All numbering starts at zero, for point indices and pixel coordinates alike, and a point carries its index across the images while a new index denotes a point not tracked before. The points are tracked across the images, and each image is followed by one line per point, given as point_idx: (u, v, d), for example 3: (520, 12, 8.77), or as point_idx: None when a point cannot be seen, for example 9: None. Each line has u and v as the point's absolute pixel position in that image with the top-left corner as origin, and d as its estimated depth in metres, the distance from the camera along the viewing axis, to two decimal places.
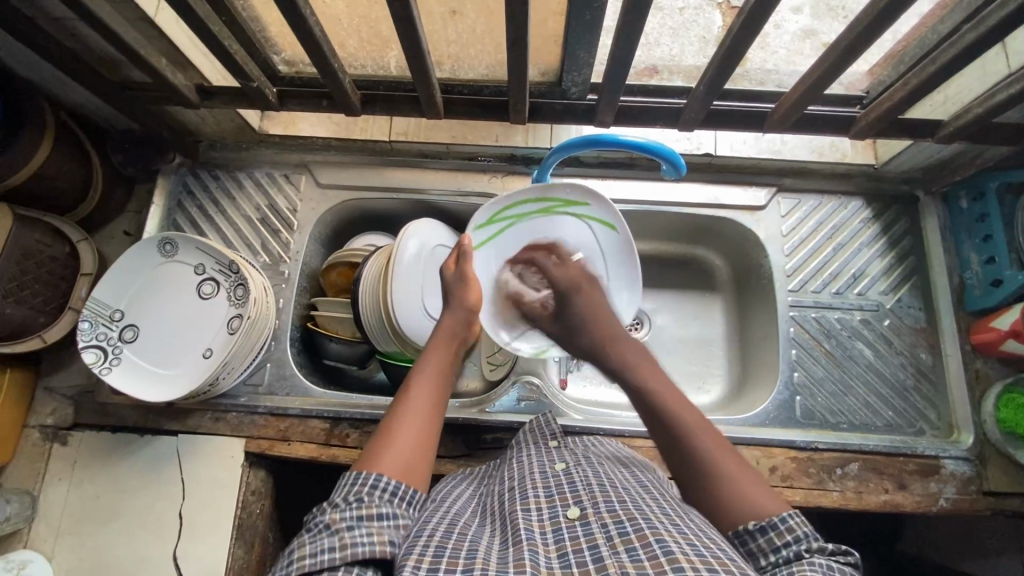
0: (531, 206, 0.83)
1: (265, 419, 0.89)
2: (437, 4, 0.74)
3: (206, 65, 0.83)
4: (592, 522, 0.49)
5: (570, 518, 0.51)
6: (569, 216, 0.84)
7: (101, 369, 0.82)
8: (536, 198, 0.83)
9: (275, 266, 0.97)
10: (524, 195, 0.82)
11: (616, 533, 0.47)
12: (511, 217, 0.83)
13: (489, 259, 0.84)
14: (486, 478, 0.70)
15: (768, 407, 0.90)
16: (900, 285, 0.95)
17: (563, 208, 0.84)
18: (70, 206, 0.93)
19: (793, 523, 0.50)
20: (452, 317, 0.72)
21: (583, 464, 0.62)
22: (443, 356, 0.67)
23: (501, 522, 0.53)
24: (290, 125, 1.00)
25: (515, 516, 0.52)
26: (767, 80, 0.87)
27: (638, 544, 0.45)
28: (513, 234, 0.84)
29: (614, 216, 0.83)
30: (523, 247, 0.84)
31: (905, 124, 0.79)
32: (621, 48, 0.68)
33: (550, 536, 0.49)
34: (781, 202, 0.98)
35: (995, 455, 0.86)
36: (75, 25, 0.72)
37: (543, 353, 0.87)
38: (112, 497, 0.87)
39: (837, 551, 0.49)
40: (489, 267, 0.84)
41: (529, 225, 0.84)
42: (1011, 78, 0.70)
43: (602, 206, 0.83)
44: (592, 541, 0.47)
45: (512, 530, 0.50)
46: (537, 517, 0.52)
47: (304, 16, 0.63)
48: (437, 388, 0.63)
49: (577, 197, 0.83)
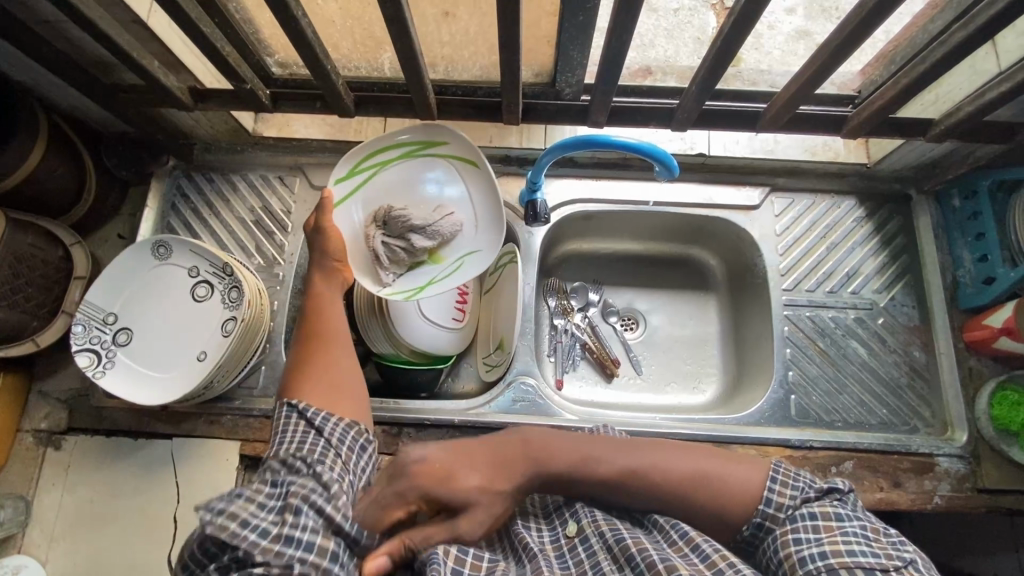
0: (391, 152, 0.85)
1: (260, 421, 0.89)
2: (430, 6, 0.74)
3: (199, 67, 0.83)
4: (591, 535, 0.53)
5: (569, 535, 0.54)
6: (431, 159, 0.85)
7: (94, 373, 0.82)
8: (396, 144, 0.84)
9: (270, 268, 0.97)
10: (381, 143, 0.84)
11: (614, 542, 0.50)
12: (372, 165, 0.84)
13: (352, 211, 0.83)
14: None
15: (764, 406, 0.90)
16: (894, 284, 0.95)
17: (422, 151, 0.85)
18: (64, 209, 0.93)
19: (785, 473, 0.54)
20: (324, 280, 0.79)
21: None
22: (332, 305, 0.78)
23: (505, 541, 0.56)
24: (284, 127, 1.00)
25: (518, 533, 0.55)
26: (759, 81, 0.88)
27: (636, 551, 0.48)
28: (378, 183, 0.84)
29: (471, 151, 0.84)
30: (387, 194, 0.84)
31: (896, 123, 0.80)
32: (614, 48, 0.68)
33: (556, 559, 0.51)
34: (774, 202, 0.98)
35: (989, 452, 0.86)
36: (66, 27, 0.72)
37: (419, 290, 0.82)
38: (107, 501, 0.86)
39: (823, 493, 0.52)
40: (354, 219, 0.83)
41: (392, 171, 0.85)
42: (1000, 77, 0.71)
43: (457, 140, 0.84)
44: (595, 556, 0.50)
45: (518, 547, 0.53)
46: (541, 537, 0.55)
47: (296, 18, 0.63)
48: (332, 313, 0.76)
49: (435, 138, 0.85)
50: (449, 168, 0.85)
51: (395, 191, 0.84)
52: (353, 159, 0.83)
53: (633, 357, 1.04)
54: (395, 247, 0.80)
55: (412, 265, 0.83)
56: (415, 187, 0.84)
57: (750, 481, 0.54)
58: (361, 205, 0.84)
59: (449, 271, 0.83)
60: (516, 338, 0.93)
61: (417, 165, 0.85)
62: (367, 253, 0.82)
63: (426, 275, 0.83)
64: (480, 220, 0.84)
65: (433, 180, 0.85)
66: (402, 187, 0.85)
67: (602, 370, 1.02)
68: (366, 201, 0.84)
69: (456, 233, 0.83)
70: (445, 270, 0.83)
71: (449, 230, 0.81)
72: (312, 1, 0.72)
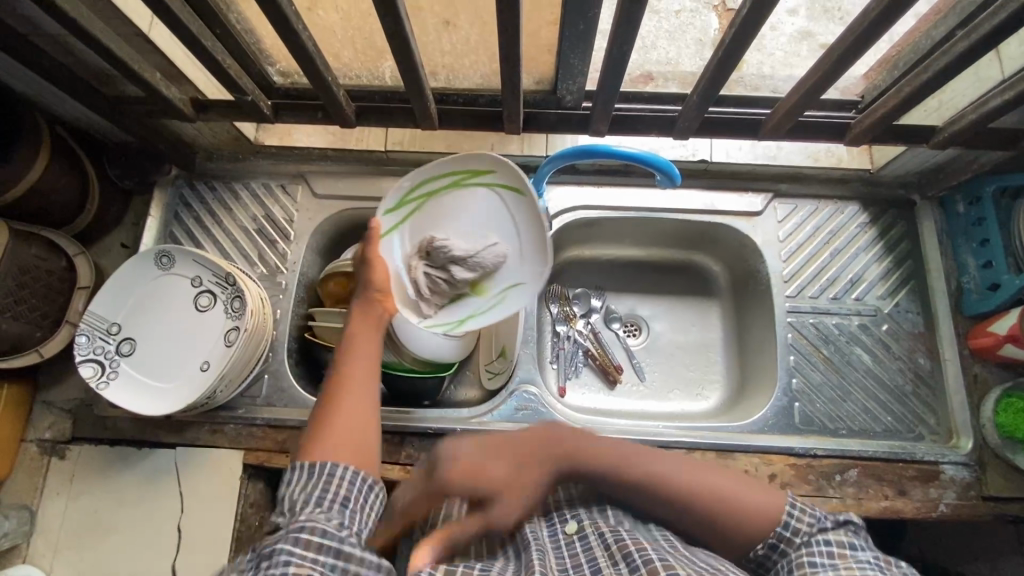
0: (440, 180, 0.82)
1: (264, 430, 0.89)
2: (430, 16, 0.74)
3: (201, 78, 0.84)
4: (590, 534, 0.55)
5: (569, 533, 0.57)
6: (483, 186, 0.81)
7: (98, 383, 0.82)
8: (443, 172, 0.81)
9: (272, 276, 0.97)
10: (429, 171, 0.81)
11: (613, 540, 0.52)
12: (421, 195, 0.82)
13: (397, 243, 0.82)
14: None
15: (767, 414, 0.90)
16: (898, 290, 0.95)
17: (472, 179, 0.81)
18: (67, 219, 0.93)
19: (800, 509, 0.55)
20: (361, 304, 0.77)
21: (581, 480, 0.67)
22: (367, 332, 0.75)
23: (510, 543, 0.59)
24: (286, 136, 1.02)
25: (524, 533, 0.58)
26: (761, 86, 0.86)
27: (632, 551, 0.50)
28: (424, 214, 0.82)
29: (518, 180, 0.78)
30: (432, 224, 0.82)
31: (899, 130, 0.79)
32: (615, 57, 0.68)
33: (557, 554, 0.54)
34: (777, 208, 0.98)
35: (994, 460, 0.86)
36: (68, 40, 0.72)
37: (458, 325, 0.81)
38: (111, 510, 0.87)
39: (841, 521, 0.54)
40: (399, 250, 0.82)
41: (440, 201, 0.82)
42: (1004, 84, 0.70)
43: (506, 171, 0.79)
44: (591, 552, 0.53)
45: (525, 546, 0.56)
46: (544, 535, 0.58)
47: (297, 31, 0.64)
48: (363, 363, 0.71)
49: (484, 166, 0.80)
50: (498, 196, 0.80)
51: (441, 219, 0.82)
52: (400, 189, 0.81)
53: (635, 363, 1.03)
54: (437, 279, 0.79)
55: (453, 297, 0.81)
56: (461, 219, 0.81)
57: (759, 509, 0.56)
58: (406, 234, 0.82)
59: (490, 305, 0.80)
60: (519, 346, 0.94)
61: (464, 194, 0.81)
62: (409, 285, 0.80)
63: (467, 308, 0.81)
64: (527, 252, 0.79)
65: (480, 209, 0.80)
66: (450, 216, 0.81)
67: (605, 377, 1.01)
68: (411, 231, 0.82)
69: (502, 266, 0.79)
70: (487, 304, 0.81)
71: (492, 262, 0.78)
72: (313, 12, 0.72)
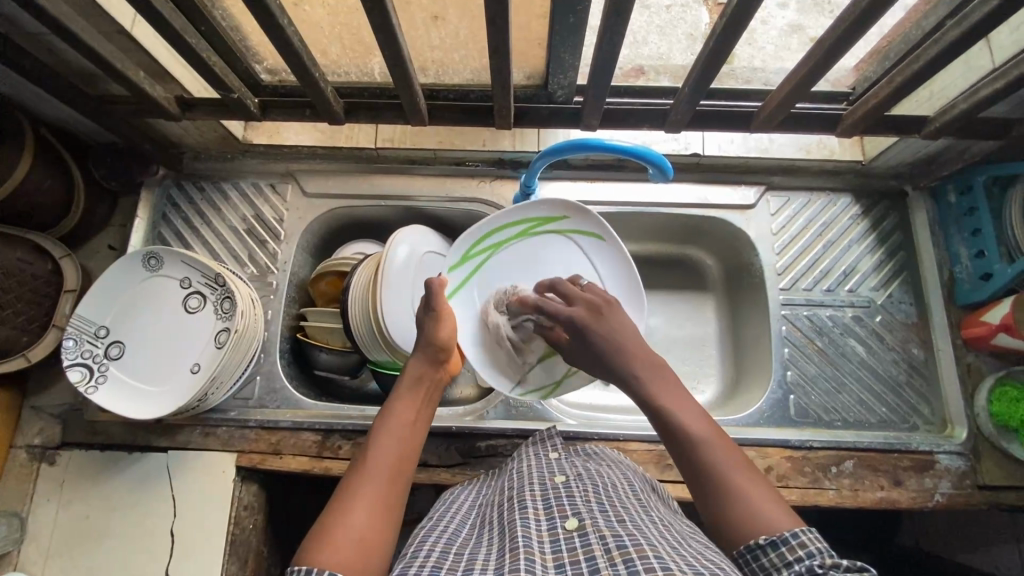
0: (507, 228, 0.81)
1: (256, 433, 0.88)
2: (418, 10, 0.73)
3: (186, 76, 0.82)
4: (591, 532, 0.49)
5: (568, 528, 0.50)
6: (554, 235, 0.82)
7: (86, 388, 0.81)
8: (508, 221, 0.80)
9: (263, 277, 0.96)
10: (495, 220, 0.79)
11: (614, 545, 0.46)
12: (487, 248, 0.80)
13: (470, 299, 0.80)
14: (482, 490, 0.69)
15: (763, 407, 0.90)
16: (891, 281, 0.95)
17: (540, 227, 0.81)
18: (53, 222, 0.92)
19: (804, 539, 0.47)
20: (421, 360, 0.68)
21: (582, 476, 0.62)
22: (413, 408, 0.63)
23: (498, 532, 0.53)
24: (274, 134, 0.99)
25: (514, 525, 0.52)
26: (753, 79, 0.87)
27: (635, 556, 0.44)
28: (494, 266, 0.81)
29: (595, 224, 0.81)
30: (507, 278, 0.81)
31: (891, 121, 0.79)
32: (605, 50, 0.67)
33: (549, 546, 0.48)
34: (770, 201, 0.97)
35: (989, 449, 0.86)
36: (49, 39, 0.70)
37: (555, 385, 0.82)
38: (103, 516, 0.86)
39: (855, 567, 0.43)
40: (474, 306, 0.80)
41: (510, 251, 0.81)
42: (994, 74, 0.70)
43: (580, 217, 0.81)
44: (591, 552, 0.46)
45: (510, 539, 0.50)
46: (538, 527, 0.51)
47: (282, 26, 0.62)
48: (403, 441, 0.59)
49: (556, 213, 0.81)
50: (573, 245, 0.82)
51: (515, 272, 0.81)
52: (468, 242, 0.79)
53: None
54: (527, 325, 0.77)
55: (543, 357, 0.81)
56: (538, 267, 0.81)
57: (774, 527, 0.49)
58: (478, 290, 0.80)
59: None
60: None
61: (535, 242, 0.82)
62: (491, 342, 0.79)
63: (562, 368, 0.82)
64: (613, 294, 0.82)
65: (557, 258, 0.82)
66: (524, 267, 0.81)
67: None
68: (482, 285, 0.81)
69: None
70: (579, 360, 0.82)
71: None
72: (298, 7, 0.71)
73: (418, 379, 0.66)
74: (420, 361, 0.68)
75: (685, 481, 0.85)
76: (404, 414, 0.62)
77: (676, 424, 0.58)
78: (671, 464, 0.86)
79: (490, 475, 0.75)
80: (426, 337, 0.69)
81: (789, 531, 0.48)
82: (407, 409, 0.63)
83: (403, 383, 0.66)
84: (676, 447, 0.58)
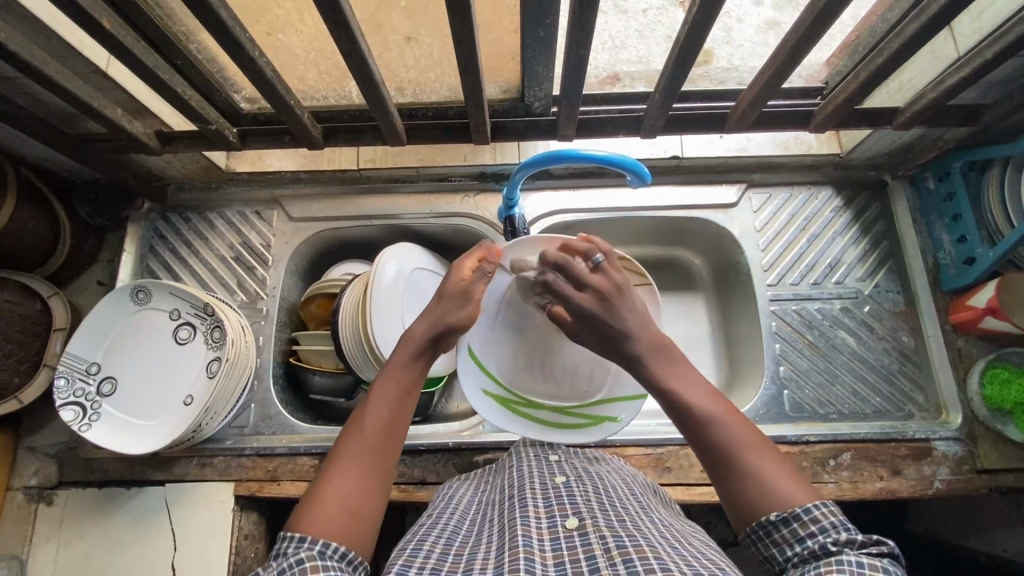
0: (529, 417, 0.73)
1: (253, 460, 0.88)
2: (391, 33, 0.75)
3: (166, 110, 0.83)
4: (591, 532, 0.49)
5: (569, 527, 0.50)
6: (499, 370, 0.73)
7: (80, 426, 0.81)
8: (523, 421, 0.73)
9: (253, 304, 0.96)
10: (547, 432, 0.72)
11: (614, 545, 0.46)
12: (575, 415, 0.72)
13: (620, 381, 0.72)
14: (480, 489, 0.69)
15: (757, 404, 0.90)
16: (877, 271, 0.95)
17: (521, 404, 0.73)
18: (40, 261, 0.92)
19: (817, 514, 0.47)
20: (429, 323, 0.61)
21: (583, 477, 0.62)
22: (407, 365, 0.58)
23: (498, 530, 0.53)
24: (257, 161, 0.99)
25: (514, 524, 0.52)
26: (727, 80, 0.87)
27: (635, 556, 0.43)
28: (584, 397, 0.73)
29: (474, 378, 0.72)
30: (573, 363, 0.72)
31: (863, 113, 0.80)
32: (576, 61, 0.68)
33: (548, 543, 0.48)
34: (752, 198, 0.98)
35: (985, 432, 0.86)
36: (26, 84, 0.71)
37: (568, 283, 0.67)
38: (102, 553, 0.85)
39: (867, 544, 0.44)
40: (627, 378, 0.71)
41: (545, 394, 0.73)
42: (959, 62, 0.71)
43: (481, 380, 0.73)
44: (591, 551, 0.46)
45: (510, 538, 0.49)
46: (538, 525, 0.51)
47: (253, 58, 0.63)
48: (394, 401, 0.56)
49: (511, 411, 0.73)
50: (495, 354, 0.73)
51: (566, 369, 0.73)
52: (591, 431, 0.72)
53: None
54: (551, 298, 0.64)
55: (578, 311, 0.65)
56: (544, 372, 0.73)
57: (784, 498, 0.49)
58: (602, 385, 0.72)
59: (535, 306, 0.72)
60: None
61: (529, 394, 0.73)
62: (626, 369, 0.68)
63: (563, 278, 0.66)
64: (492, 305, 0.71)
65: (523, 373, 0.73)
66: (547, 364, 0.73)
67: None
68: (600, 386, 0.72)
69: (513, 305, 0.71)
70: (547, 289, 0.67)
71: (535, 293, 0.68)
72: (272, 37, 0.73)
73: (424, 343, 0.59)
74: (424, 324, 0.60)
75: (684, 485, 0.85)
76: (398, 375, 0.58)
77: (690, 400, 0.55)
78: (669, 467, 0.86)
79: (489, 473, 0.75)
80: (438, 292, 0.63)
81: (801, 506, 0.48)
82: (402, 369, 0.58)
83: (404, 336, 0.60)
84: (687, 416, 0.54)
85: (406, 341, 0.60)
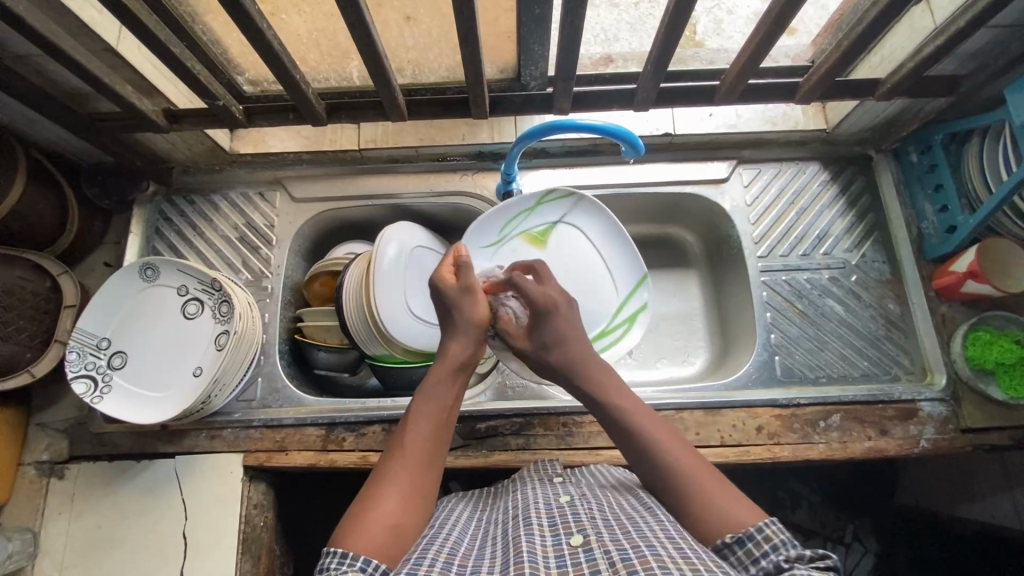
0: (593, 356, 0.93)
1: (261, 431, 0.90)
2: (391, 12, 0.77)
3: (171, 90, 0.85)
4: (595, 548, 0.50)
5: (573, 544, 0.52)
6: None
7: (92, 398, 0.83)
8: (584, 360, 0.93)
9: (258, 282, 0.99)
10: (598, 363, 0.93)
11: (618, 558, 0.48)
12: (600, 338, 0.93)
13: (625, 280, 0.94)
14: (482, 506, 0.70)
15: (749, 369, 0.93)
16: (863, 242, 0.99)
17: None
18: (48, 240, 0.94)
19: (769, 532, 0.50)
20: (462, 344, 0.69)
21: (586, 496, 0.64)
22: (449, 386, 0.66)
23: (503, 546, 0.54)
24: (259, 143, 1.02)
25: (519, 539, 0.54)
26: (717, 60, 0.91)
27: (639, 569, 0.45)
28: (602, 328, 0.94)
29: None
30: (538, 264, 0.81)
31: (846, 87, 0.83)
32: (570, 37, 0.70)
33: (554, 561, 0.50)
34: (743, 173, 1.02)
35: (969, 393, 0.89)
36: (39, 63, 0.73)
37: (526, 211, 0.93)
38: (115, 523, 0.87)
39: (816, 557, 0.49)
40: (628, 272, 0.94)
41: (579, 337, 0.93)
42: (936, 31, 0.74)
43: None
44: (595, 566, 0.48)
45: (516, 552, 0.51)
46: (543, 541, 0.53)
47: (261, 30, 0.65)
48: (439, 422, 0.62)
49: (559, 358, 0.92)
50: None
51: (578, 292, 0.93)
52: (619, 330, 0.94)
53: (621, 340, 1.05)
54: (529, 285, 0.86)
55: (539, 230, 0.94)
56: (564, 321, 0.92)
57: (739, 521, 0.53)
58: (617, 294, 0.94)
59: (519, 241, 0.93)
60: None
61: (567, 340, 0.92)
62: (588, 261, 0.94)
63: (522, 217, 0.93)
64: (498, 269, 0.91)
65: None
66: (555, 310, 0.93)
67: None
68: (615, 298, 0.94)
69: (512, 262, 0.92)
70: (518, 226, 0.93)
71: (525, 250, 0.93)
72: (276, 16, 0.75)
73: (457, 363, 0.68)
74: (460, 346, 0.69)
75: None
76: (443, 399, 0.64)
77: (628, 417, 0.64)
78: None
79: (489, 493, 0.76)
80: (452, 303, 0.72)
81: (754, 527, 0.51)
82: (446, 393, 0.65)
83: (439, 359, 0.68)
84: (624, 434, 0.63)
85: (445, 362, 0.68)
